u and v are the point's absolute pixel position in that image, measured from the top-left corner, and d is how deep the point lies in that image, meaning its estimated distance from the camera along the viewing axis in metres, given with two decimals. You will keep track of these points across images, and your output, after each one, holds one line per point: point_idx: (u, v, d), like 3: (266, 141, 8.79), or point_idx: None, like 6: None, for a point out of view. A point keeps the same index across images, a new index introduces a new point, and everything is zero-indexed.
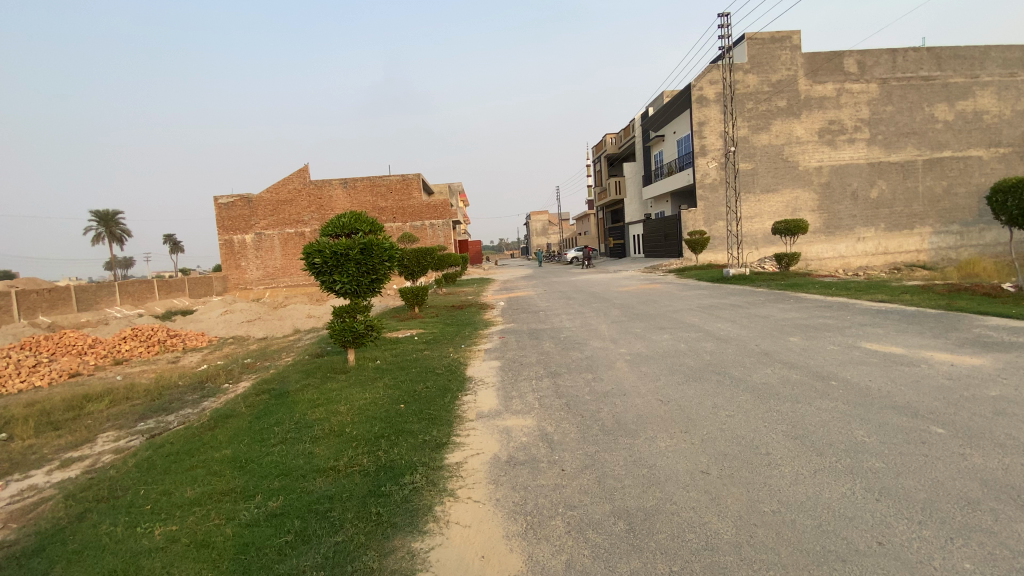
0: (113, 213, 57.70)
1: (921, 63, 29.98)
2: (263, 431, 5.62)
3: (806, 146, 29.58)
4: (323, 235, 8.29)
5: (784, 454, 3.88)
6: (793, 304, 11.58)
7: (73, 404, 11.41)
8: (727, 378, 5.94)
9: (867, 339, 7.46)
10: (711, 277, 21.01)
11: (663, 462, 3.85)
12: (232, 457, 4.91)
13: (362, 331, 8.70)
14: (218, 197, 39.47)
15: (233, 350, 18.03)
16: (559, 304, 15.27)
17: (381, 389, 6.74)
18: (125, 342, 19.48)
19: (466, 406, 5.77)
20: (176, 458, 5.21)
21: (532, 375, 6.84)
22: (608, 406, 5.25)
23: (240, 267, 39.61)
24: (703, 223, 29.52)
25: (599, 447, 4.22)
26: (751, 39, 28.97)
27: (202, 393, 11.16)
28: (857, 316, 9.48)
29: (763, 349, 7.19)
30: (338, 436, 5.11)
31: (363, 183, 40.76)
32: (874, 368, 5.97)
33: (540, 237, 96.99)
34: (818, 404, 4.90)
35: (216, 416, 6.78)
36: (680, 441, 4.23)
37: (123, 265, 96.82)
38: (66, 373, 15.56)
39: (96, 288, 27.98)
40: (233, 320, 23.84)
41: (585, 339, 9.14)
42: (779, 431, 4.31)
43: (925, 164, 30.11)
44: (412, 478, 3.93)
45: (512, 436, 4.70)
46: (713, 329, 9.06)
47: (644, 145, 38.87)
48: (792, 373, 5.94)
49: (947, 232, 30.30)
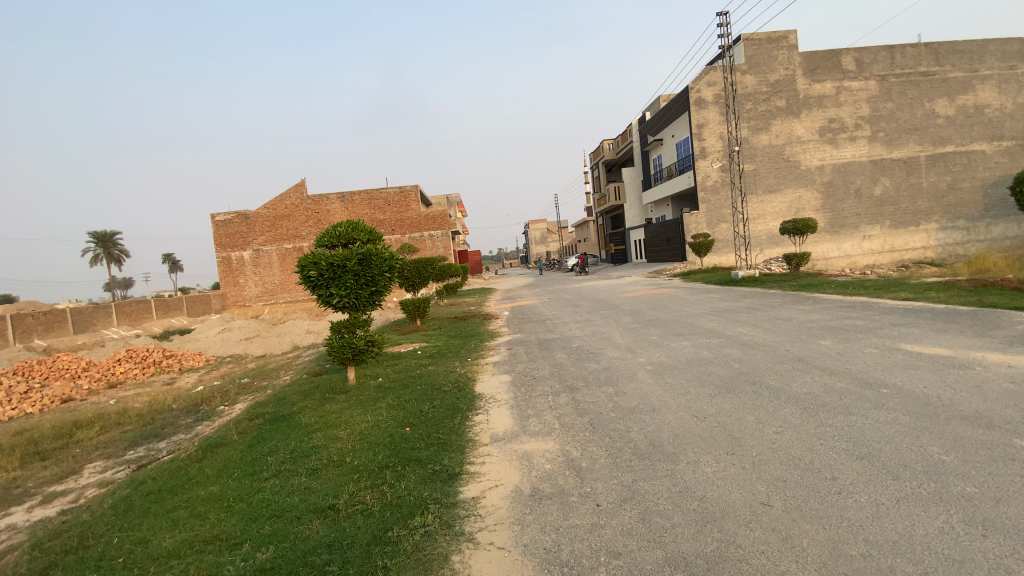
0: (110, 234, 57.35)
1: (920, 59, 29.79)
2: (255, 464, 5.06)
3: (808, 145, 29.21)
4: (318, 247, 7.78)
5: (855, 480, 3.36)
6: (812, 306, 11.05)
7: (61, 432, 10.82)
8: (764, 389, 5.38)
9: (906, 341, 6.93)
10: (719, 280, 20.47)
11: (714, 491, 3.35)
12: (220, 495, 4.37)
13: (363, 347, 8.18)
14: (215, 214, 39.06)
15: (230, 370, 17.45)
16: (565, 312, 14.81)
17: (385, 410, 6.20)
18: (119, 364, 18.87)
19: (479, 428, 5.22)
20: (156, 497, 4.65)
21: (547, 391, 6.28)
22: (637, 424, 4.71)
23: (239, 284, 39.11)
24: (706, 225, 29.08)
25: (637, 475, 3.68)
26: (748, 40, 28.74)
27: (197, 416, 10.59)
28: (885, 316, 8.94)
29: (796, 355, 6.66)
30: (339, 466, 4.58)
31: (361, 196, 40.50)
32: (924, 372, 5.43)
33: (539, 245, 96.45)
34: (876, 416, 4.38)
35: (204, 445, 6.20)
36: (730, 464, 3.71)
37: (123, 285, 97.58)
38: (57, 399, 14.95)
39: (92, 309, 27.41)
40: (231, 338, 23.33)
41: (600, 349, 8.58)
42: (841, 451, 3.79)
43: (928, 160, 29.77)
44: (423, 519, 3.39)
45: (534, 464, 4.15)
46: (735, 334, 8.52)
47: (643, 150, 38.49)
48: (835, 381, 5.41)
49: (953, 228, 29.90)
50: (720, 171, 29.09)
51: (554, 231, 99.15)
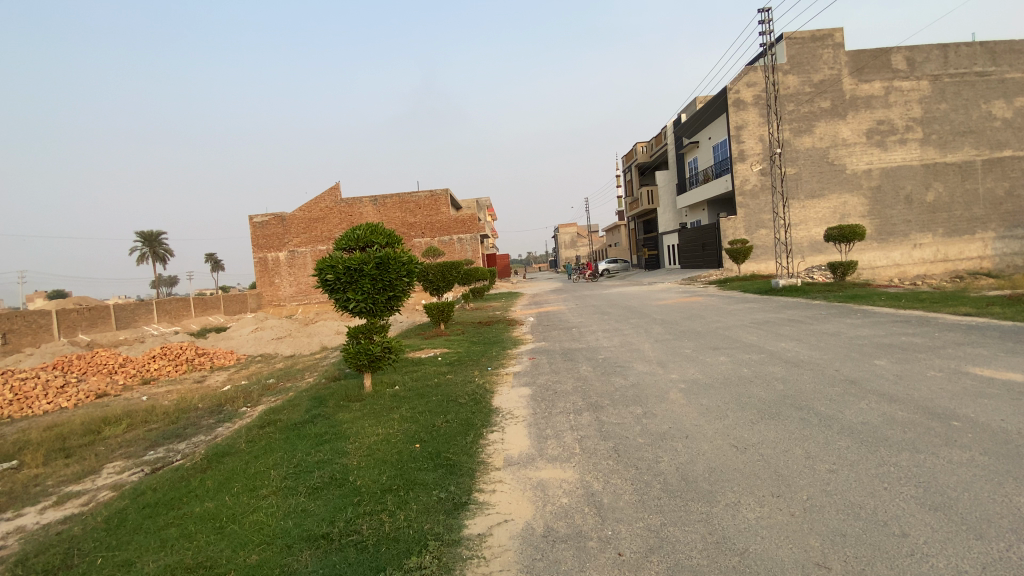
0: (157, 233, 59.82)
1: (976, 58, 27.94)
2: (256, 477, 4.81)
3: (854, 147, 27.73)
4: (336, 250, 7.56)
5: (930, 538, 2.79)
6: (861, 319, 10.20)
7: (90, 428, 10.99)
8: (814, 416, 4.80)
9: (973, 363, 6.16)
10: (757, 289, 19.50)
11: (756, 546, 2.86)
12: (214, 514, 4.11)
13: (379, 354, 7.89)
14: (253, 216, 40.06)
15: (258, 369, 17.62)
16: (593, 320, 14.31)
17: (397, 422, 5.88)
18: (154, 360, 19.34)
19: (493, 449, 4.83)
20: (152, 513, 4.47)
21: (569, 408, 5.83)
22: (666, 453, 4.23)
23: (274, 284, 39.98)
24: (743, 231, 27.98)
25: (666, 519, 3.22)
26: (790, 39, 27.55)
27: (219, 417, 10.56)
28: (944, 333, 8.11)
29: (847, 376, 6.00)
30: (340, 486, 4.26)
31: (392, 200, 40.91)
32: (999, 402, 4.73)
33: (569, 250, 95.59)
34: (948, 455, 3.76)
35: (212, 453, 6.02)
36: (777, 510, 3.20)
37: (168, 282, 102.29)
38: (93, 394, 15.35)
39: (134, 305, 28.37)
40: (263, 337, 23.69)
41: (628, 362, 8.06)
42: (909, 498, 3.21)
43: (986, 164, 27.82)
44: (419, 560, 3.01)
45: (548, 496, 3.71)
46: (776, 351, 7.87)
47: (678, 153, 37.47)
48: (896, 409, 4.77)
49: (1011, 237, 27.90)
50: (760, 174, 27.95)
51: (585, 235, 98.00)
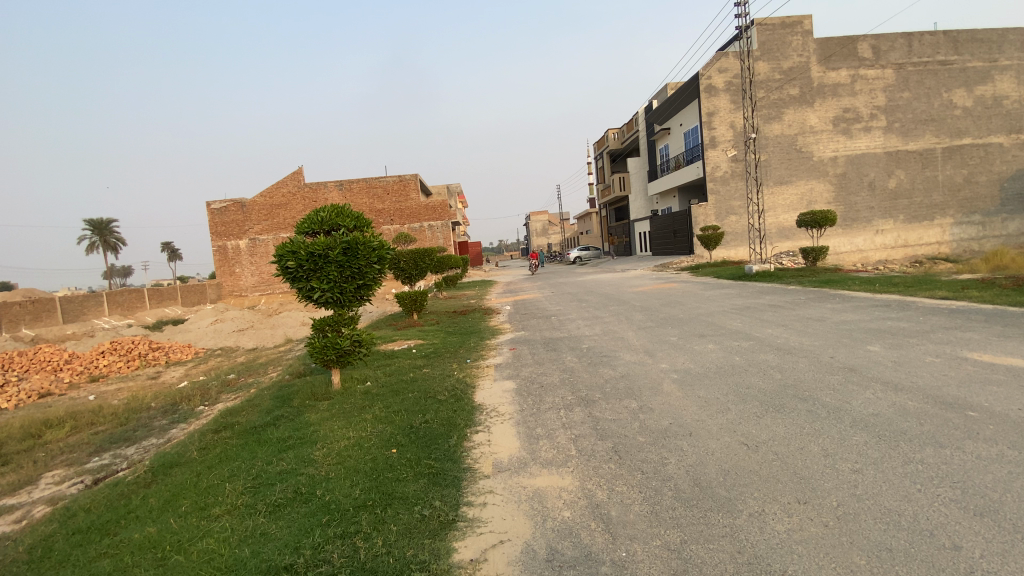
0: (107, 221, 56.23)
1: (938, 47, 28.68)
2: (208, 493, 4.21)
3: (821, 135, 28.15)
4: (297, 234, 6.88)
5: (985, 550, 2.48)
6: (841, 304, 10.13)
7: (29, 431, 9.96)
8: (820, 408, 4.52)
9: (968, 348, 6.02)
10: (731, 275, 19.52)
11: (795, 567, 2.48)
12: (157, 541, 3.52)
13: (348, 348, 7.26)
14: (210, 202, 38.11)
15: (219, 364, 16.58)
16: (571, 307, 14.00)
17: (370, 424, 5.32)
18: (103, 356, 17.98)
19: (478, 454, 4.34)
20: (83, 541, 3.84)
21: (558, 404, 5.41)
22: (674, 455, 3.82)
23: (235, 274, 38.20)
24: (714, 218, 28.14)
25: (686, 535, 2.82)
26: (761, 25, 27.60)
27: (173, 418, 9.72)
28: (929, 317, 8.05)
29: (844, 364, 5.79)
30: (308, 503, 3.70)
31: (359, 184, 39.57)
32: (1009, 389, 4.53)
33: (541, 237, 95.15)
34: (975, 450, 3.49)
35: (158, 464, 5.31)
36: (808, 521, 2.84)
37: (123, 273, 97.76)
38: (35, 394, 14.14)
39: (82, 297, 26.47)
40: (224, 330, 22.46)
41: (614, 351, 7.72)
42: (949, 502, 2.91)
43: (945, 152, 28.69)
44: None
45: (548, 510, 3.26)
46: (766, 337, 7.65)
47: (649, 140, 37.39)
48: (905, 399, 4.52)
49: (967, 223, 28.91)
50: (731, 161, 28.10)
51: (557, 223, 97.99)
